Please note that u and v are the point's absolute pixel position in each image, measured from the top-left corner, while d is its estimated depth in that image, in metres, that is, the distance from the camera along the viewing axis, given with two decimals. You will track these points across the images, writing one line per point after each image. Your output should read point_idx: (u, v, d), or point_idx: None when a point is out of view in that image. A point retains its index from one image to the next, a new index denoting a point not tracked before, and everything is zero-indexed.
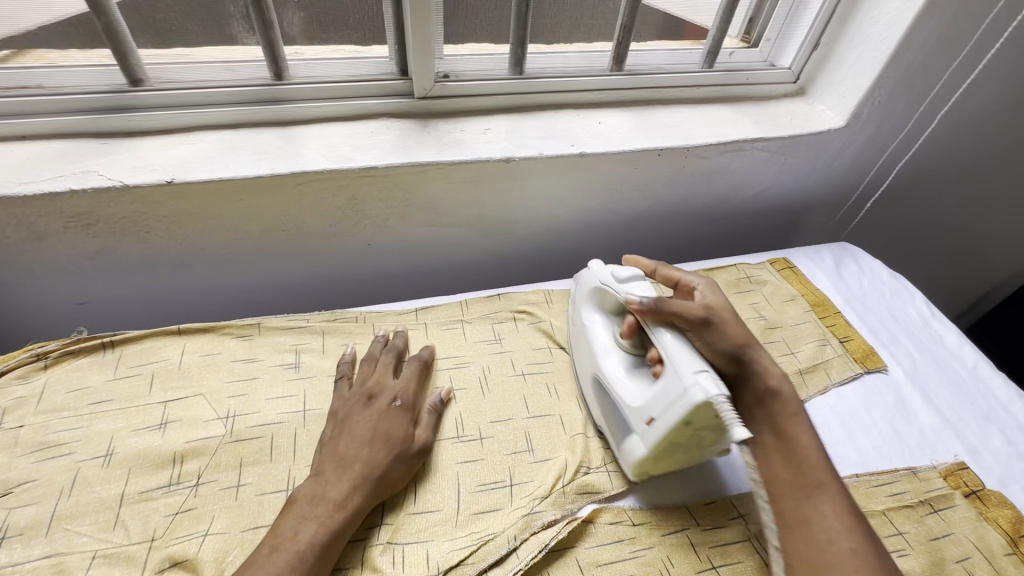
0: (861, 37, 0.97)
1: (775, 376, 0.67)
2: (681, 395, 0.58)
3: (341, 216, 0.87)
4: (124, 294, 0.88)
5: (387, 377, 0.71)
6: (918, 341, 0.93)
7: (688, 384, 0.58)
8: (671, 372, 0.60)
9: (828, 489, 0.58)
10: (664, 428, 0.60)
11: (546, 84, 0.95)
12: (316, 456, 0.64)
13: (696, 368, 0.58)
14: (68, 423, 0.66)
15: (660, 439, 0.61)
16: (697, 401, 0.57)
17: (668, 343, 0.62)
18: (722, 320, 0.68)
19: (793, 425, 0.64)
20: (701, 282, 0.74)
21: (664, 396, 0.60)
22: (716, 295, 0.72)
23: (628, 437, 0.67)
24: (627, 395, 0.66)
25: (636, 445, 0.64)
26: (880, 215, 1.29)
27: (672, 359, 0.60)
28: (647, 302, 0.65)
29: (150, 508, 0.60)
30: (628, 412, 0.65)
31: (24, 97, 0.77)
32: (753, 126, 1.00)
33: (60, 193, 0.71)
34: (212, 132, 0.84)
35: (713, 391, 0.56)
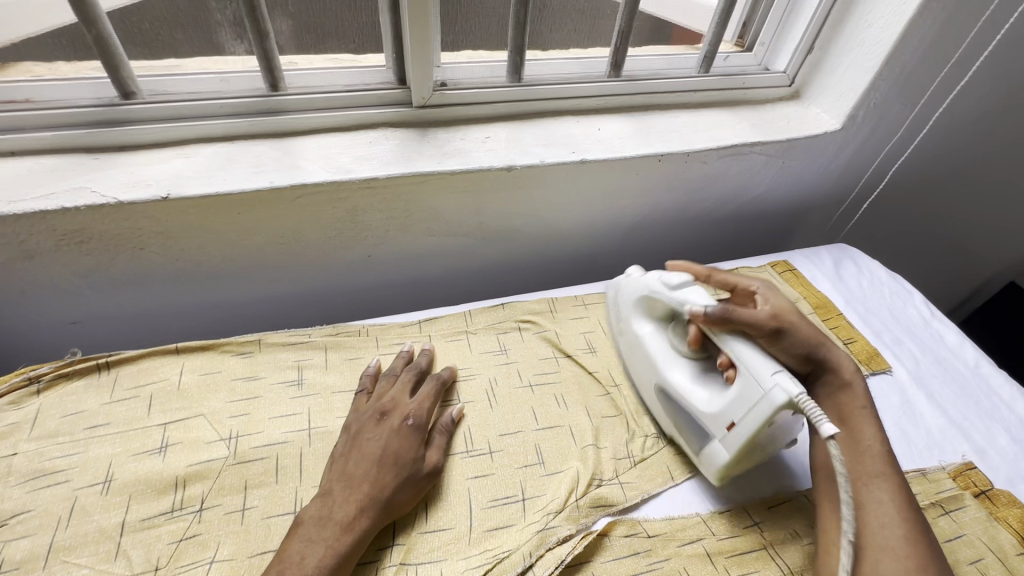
0: (855, 41, 0.97)
1: (847, 371, 0.67)
2: (762, 397, 0.58)
3: (341, 228, 0.85)
4: (118, 312, 0.86)
5: (402, 395, 0.70)
6: (920, 341, 0.94)
7: (768, 386, 0.58)
8: (749, 375, 0.60)
9: (889, 478, 0.59)
10: (748, 432, 0.60)
11: (544, 91, 0.95)
12: (324, 475, 0.63)
13: (772, 369, 0.59)
14: (63, 449, 0.64)
15: (744, 443, 0.61)
16: (780, 402, 0.57)
17: (742, 350, 0.62)
18: (792, 325, 0.68)
19: (860, 417, 0.65)
20: (761, 286, 0.74)
21: (745, 400, 0.60)
22: (778, 297, 0.72)
23: (707, 444, 0.66)
24: (704, 403, 0.66)
25: (719, 451, 0.64)
26: (875, 216, 1.30)
27: (749, 364, 0.61)
28: (713, 312, 0.64)
29: (152, 536, 0.58)
30: (705, 419, 0.65)
31: (10, 111, 0.74)
32: (751, 130, 1.01)
33: (51, 210, 0.69)
34: (206, 145, 0.82)
35: (795, 390, 0.57)
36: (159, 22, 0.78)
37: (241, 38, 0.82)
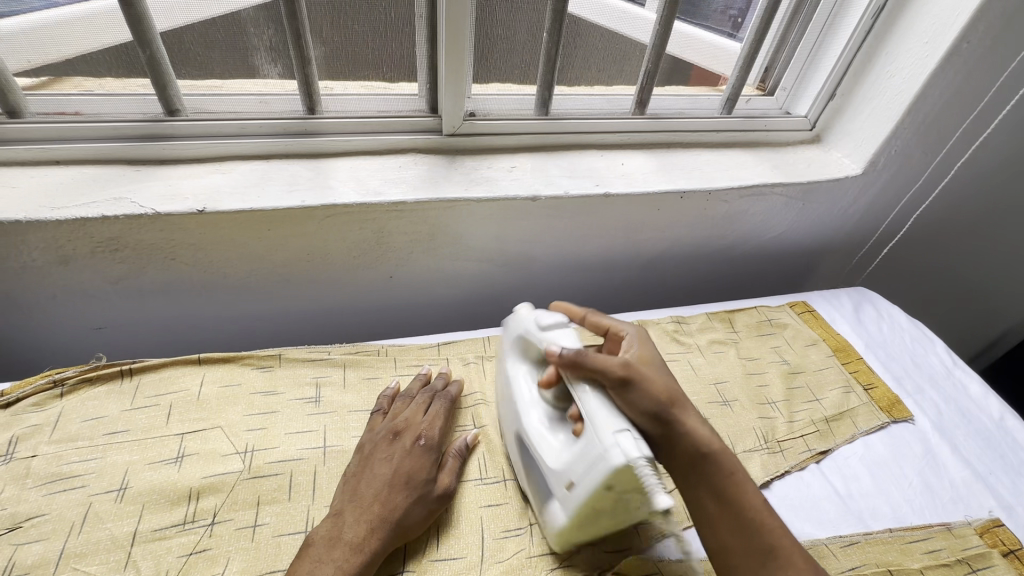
0: (875, 91, 1.00)
1: (706, 435, 0.59)
2: (600, 458, 0.52)
3: (367, 248, 0.87)
4: (143, 320, 0.87)
5: (414, 414, 0.69)
6: (941, 390, 0.92)
7: (608, 446, 0.52)
8: (592, 432, 0.54)
9: (781, 551, 0.55)
10: (583, 495, 0.54)
11: (571, 125, 0.97)
12: (334, 498, 0.62)
13: (617, 427, 0.53)
14: (81, 454, 0.64)
15: (581, 506, 0.55)
16: (616, 466, 0.51)
17: (590, 402, 0.56)
18: (646, 376, 0.58)
19: (733, 485, 0.58)
20: (632, 331, 0.68)
21: (585, 457, 0.54)
22: (643, 347, 0.65)
23: (549, 505, 0.61)
24: (548, 455, 0.59)
25: (559, 512, 0.59)
26: (894, 261, 1.29)
27: (593, 417, 0.55)
28: (567, 352, 0.59)
29: (163, 548, 0.58)
30: (550, 475, 0.59)
31: (64, 123, 0.78)
32: (772, 171, 1.02)
33: (92, 219, 0.71)
34: (245, 162, 0.85)
35: (634, 452, 0.51)
36: (196, 44, 0.79)
37: (275, 62, 0.84)
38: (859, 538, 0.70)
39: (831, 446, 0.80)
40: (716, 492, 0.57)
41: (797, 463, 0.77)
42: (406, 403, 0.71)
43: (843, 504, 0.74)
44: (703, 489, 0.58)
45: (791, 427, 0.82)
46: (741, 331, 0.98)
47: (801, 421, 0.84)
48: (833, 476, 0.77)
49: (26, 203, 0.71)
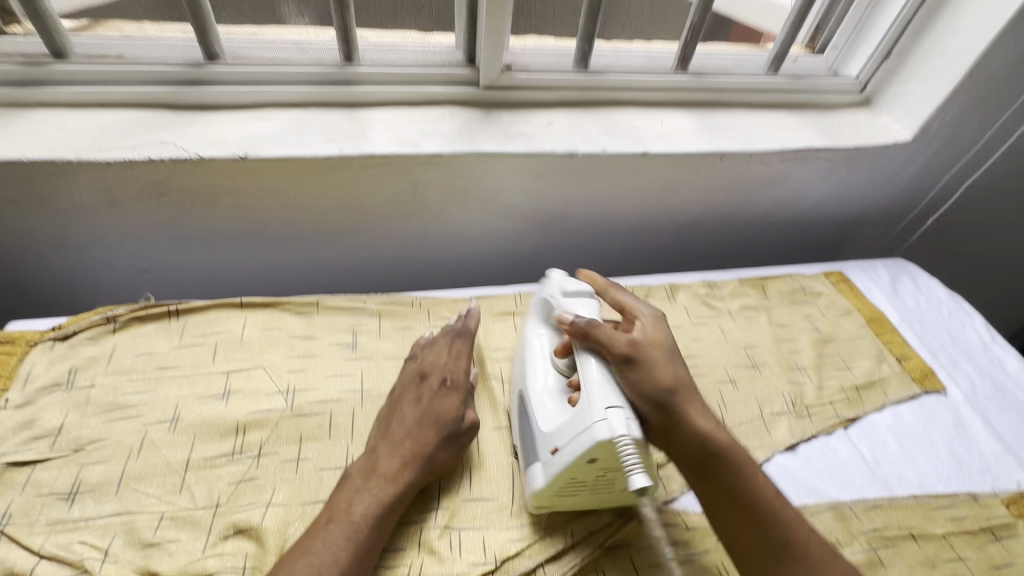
0: (935, 51, 0.95)
1: (711, 429, 0.58)
2: (586, 430, 0.54)
3: (402, 200, 0.87)
4: (185, 264, 0.90)
5: (436, 355, 0.70)
6: (977, 364, 0.90)
7: (597, 419, 0.54)
8: (584, 403, 0.56)
9: (799, 543, 0.55)
10: (565, 459, 0.56)
11: (611, 80, 0.94)
12: (370, 435, 0.65)
13: (607, 403, 0.55)
14: (135, 386, 0.68)
15: (559, 472, 0.57)
16: (601, 439, 0.53)
17: (592, 373, 0.57)
18: (650, 360, 0.59)
19: (743, 479, 0.57)
20: (648, 310, 0.65)
21: (574, 426, 0.56)
22: (657, 331, 0.63)
23: (530, 465, 0.62)
24: (543, 420, 0.61)
25: (536, 475, 0.60)
26: (938, 235, 1.24)
27: (588, 389, 0.56)
28: (576, 322, 0.60)
29: (214, 475, 0.61)
30: (538, 439, 0.61)
31: (106, 65, 0.78)
32: (817, 135, 0.98)
33: (138, 160, 0.72)
34: (283, 109, 0.85)
35: (620, 429, 0.53)
36: None
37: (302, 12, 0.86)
38: (883, 503, 0.70)
39: (860, 413, 0.80)
40: (727, 488, 0.57)
41: (824, 428, 0.78)
42: (430, 345, 0.72)
43: (869, 469, 0.74)
44: (712, 487, 0.58)
45: (820, 393, 0.82)
46: (774, 298, 0.97)
47: (831, 388, 0.83)
48: (861, 443, 0.77)
49: (75, 143, 0.73)
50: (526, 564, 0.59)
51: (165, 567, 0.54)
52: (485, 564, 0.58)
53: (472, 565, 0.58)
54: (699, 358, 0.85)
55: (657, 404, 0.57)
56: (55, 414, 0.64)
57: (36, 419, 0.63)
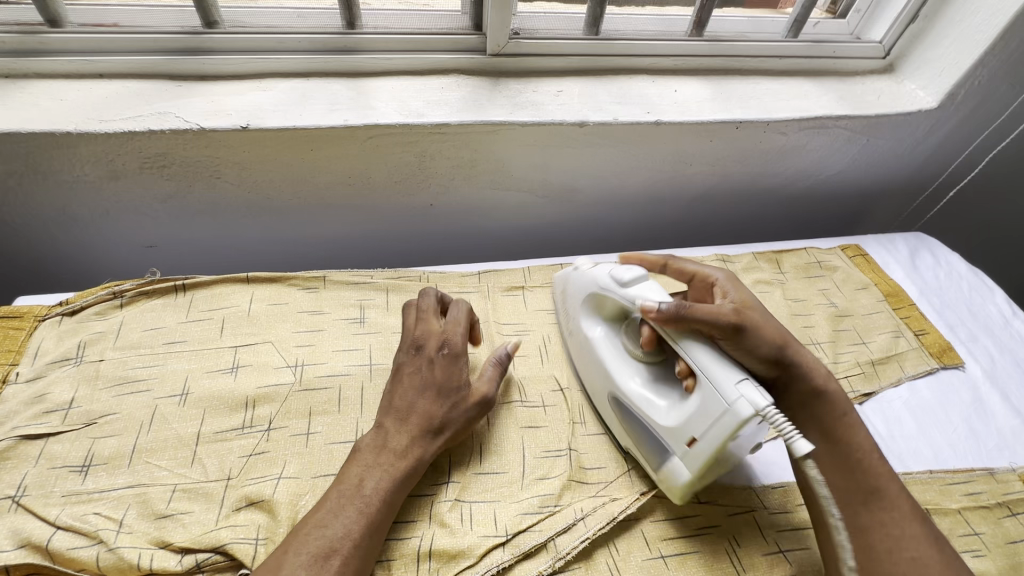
0: (965, 12, 0.90)
1: (820, 373, 0.59)
2: (725, 412, 0.51)
3: (408, 172, 0.85)
4: (191, 239, 0.89)
5: (430, 324, 0.66)
6: (997, 340, 0.88)
7: (732, 399, 0.51)
8: (711, 387, 0.52)
9: (893, 499, 0.54)
10: (709, 447, 0.53)
11: (623, 46, 0.91)
12: (378, 403, 0.64)
13: (736, 378, 0.51)
14: (144, 360, 0.68)
15: (704, 462, 0.54)
16: (747, 417, 0.50)
17: (702, 357, 0.54)
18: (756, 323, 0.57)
19: (845, 429, 0.57)
20: (722, 274, 0.65)
21: (706, 413, 0.53)
22: (740, 290, 0.63)
23: (665, 462, 0.59)
24: (659, 416, 0.58)
25: (678, 470, 0.57)
26: (960, 208, 1.20)
27: (710, 372, 0.53)
28: (667, 308, 0.55)
29: (225, 448, 0.61)
30: (663, 434, 0.58)
31: (103, 33, 0.76)
32: (838, 103, 0.94)
33: (137, 132, 0.71)
34: (284, 79, 0.82)
35: (761, 401, 0.50)
36: None
37: None
38: (898, 477, 0.70)
39: (875, 388, 0.79)
40: (824, 431, 0.58)
41: None
42: (422, 312, 0.68)
43: (885, 445, 0.73)
44: (813, 430, 0.58)
45: (835, 367, 0.81)
46: (789, 273, 0.95)
47: (846, 362, 0.82)
48: (875, 418, 0.76)
49: (74, 115, 0.71)
50: (536, 537, 0.58)
51: (178, 538, 0.54)
52: (496, 536, 0.58)
53: (483, 537, 0.57)
54: None
55: (771, 357, 0.57)
56: (66, 387, 0.64)
57: (47, 393, 0.63)
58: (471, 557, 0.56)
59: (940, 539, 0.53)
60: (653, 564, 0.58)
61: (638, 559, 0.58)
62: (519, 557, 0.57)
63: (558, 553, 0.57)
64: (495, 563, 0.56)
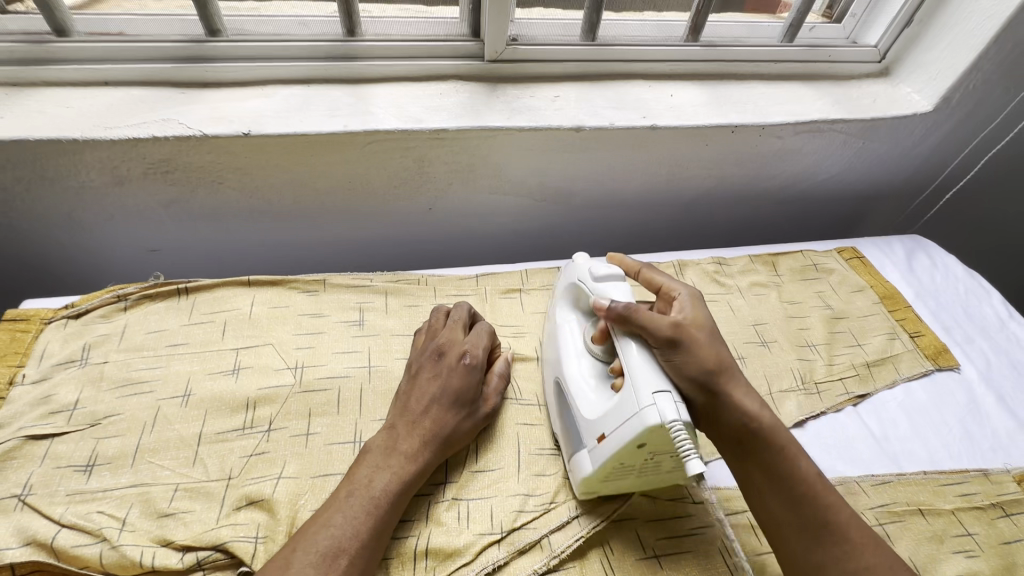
0: (959, 17, 0.91)
1: (755, 409, 0.56)
2: (635, 415, 0.52)
3: (407, 177, 0.86)
4: (194, 244, 0.90)
5: (456, 333, 0.68)
6: (993, 341, 0.88)
7: (644, 404, 0.51)
8: (631, 387, 0.54)
9: (848, 531, 0.53)
10: (613, 447, 0.54)
11: (620, 51, 0.92)
12: (396, 398, 0.65)
13: (654, 387, 0.52)
14: (148, 362, 0.69)
15: (609, 461, 0.55)
16: (652, 425, 0.50)
17: (631, 355, 0.55)
18: (692, 343, 0.56)
19: (789, 463, 0.55)
20: (684, 292, 0.62)
21: (619, 413, 0.54)
22: (696, 309, 0.60)
23: (579, 451, 0.60)
24: (582, 406, 0.60)
25: (584, 462, 0.59)
26: (958, 211, 1.21)
27: (633, 372, 0.54)
28: (615, 307, 0.57)
29: (226, 449, 0.63)
30: (582, 428, 0.59)
31: (107, 42, 0.78)
32: (833, 107, 0.95)
33: (141, 138, 0.72)
34: (286, 86, 0.84)
35: (671, 415, 0.50)
36: None
37: None
38: (892, 479, 0.70)
39: (870, 390, 0.80)
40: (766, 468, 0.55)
41: (833, 405, 0.77)
42: (449, 322, 0.70)
43: (879, 446, 0.74)
44: (757, 470, 0.55)
45: (830, 369, 0.82)
46: (785, 275, 0.95)
47: (841, 364, 0.82)
48: (870, 419, 0.77)
49: (80, 122, 0.73)
50: (531, 536, 0.59)
51: (180, 536, 0.55)
52: (491, 534, 0.59)
53: (478, 535, 0.58)
54: None
55: (700, 384, 0.55)
56: (71, 389, 0.65)
57: (53, 394, 0.65)
58: (467, 556, 0.57)
59: (895, 562, 0.52)
60: (647, 564, 0.59)
61: (632, 558, 0.59)
62: (513, 555, 0.58)
63: (552, 552, 0.58)
64: (491, 561, 0.57)
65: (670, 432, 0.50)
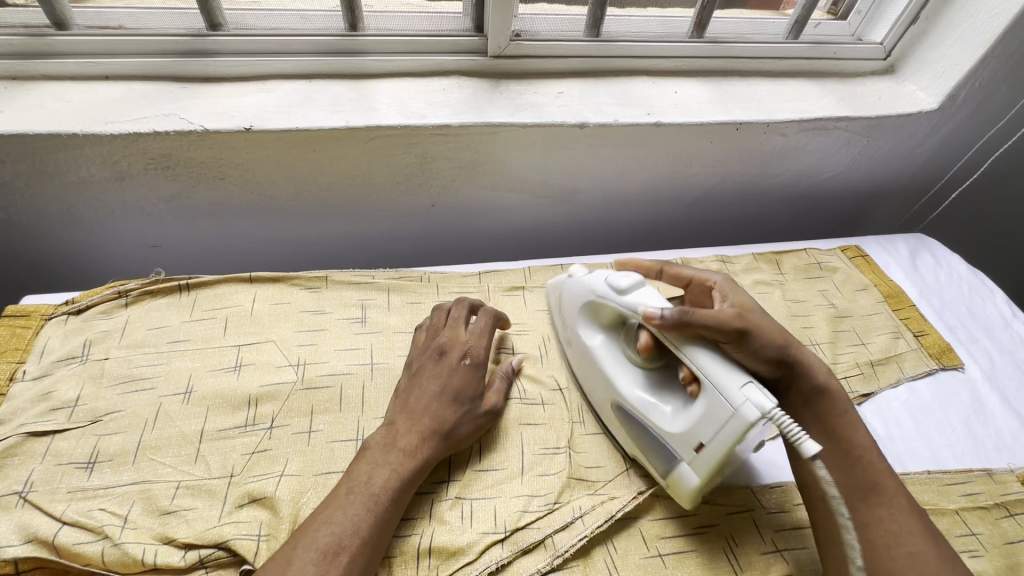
0: (966, 13, 0.90)
1: (819, 375, 0.60)
2: (732, 415, 0.51)
3: (409, 174, 0.86)
4: (196, 240, 0.90)
5: (457, 332, 0.68)
6: (997, 340, 0.88)
7: (739, 402, 0.51)
8: (715, 390, 0.52)
9: (896, 498, 0.53)
10: (718, 453, 0.53)
11: (624, 48, 0.91)
12: (394, 396, 0.65)
13: (741, 381, 0.52)
14: (149, 359, 0.69)
15: (712, 466, 0.54)
16: (755, 421, 0.50)
17: (704, 361, 0.54)
18: (757, 325, 0.58)
19: (845, 427, 0.58)
20: (718, 278, 0.65)
21: (712, 418, 0.53)
22: (740, 294, 0.63)
23: (670, 467, 0.59)
24: (663, 423, 0.58)
25: (683, 475, 0.57)
26: (962, 209, 1.20)
27: (711, 375, 0.53)
28: (670, 316, 0.55)
29: (227, 446, 0.62)
30: (668, 440, 0.58)
31: (107, 35, 0.77)
32: (838, 104, 0.94)
33: (142, 133, 0.72)
34: (287, 81, 0.83)
35: (768, 404, 0.50)
36: None
37: None
38: None
39: (874, 389, 0.79)
40: (825, 431, 0.58)
41: None
42: (450, 321, 0.70)
43: (883, 445, 0.73)
44: (815, 429, 0.59)
45: (834, 368, 0.81)
46: (788, 273, 0.95)
47: (845, 363, 0.82)
48: (874, 419, 0.76)
49: (80, 116, 0.72)
50: (535, 535, 0.59)
51: (181, 533, 0.55)
52: (495, 533, 0.58)
53: (482, 534, 0.58)
54: None
55: (776, 360, 0.59)
56: (72, 385, 0.65)
57: (53, 391, 0.64)
58: (470, 554, 0.57)
59: (938, 537, 0.52)
60: (652, 563, 0.58)
61: (636, 557, 0.59)
62: (517, 554, 0.58)
63: (556, 551, 0.58)
64: (494, 559, 0.57)
65: (773, 419, 0.50)
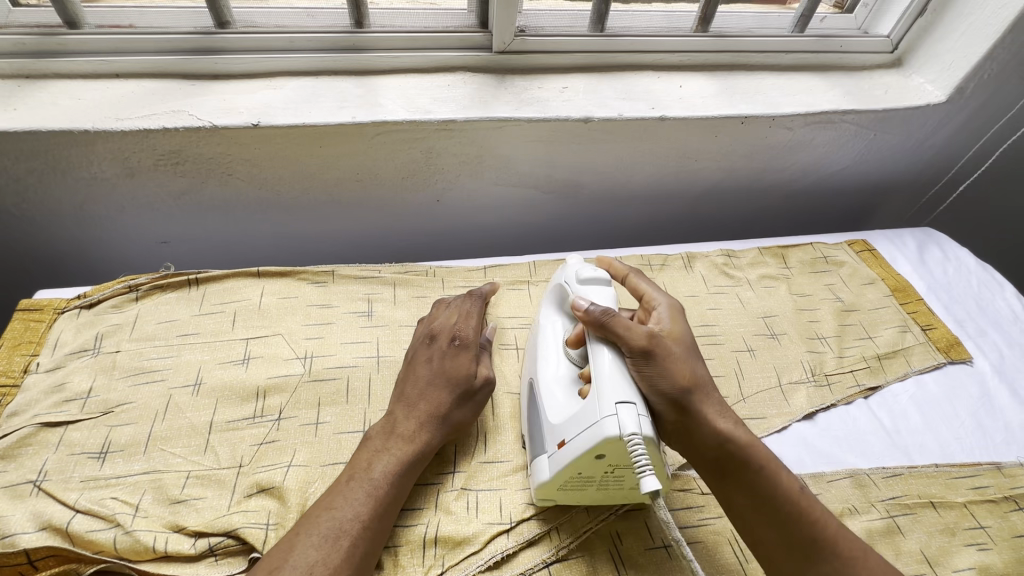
0: (974, 5, 0.89)
1: (730, 421, 0.54)
2: (596, 424, 0.50)
3: (414, 169, 0.86)
4: (205, 235, 0.91)
5: (444, 319, 0.69)
6: (1006, 335, 0.87)
7: (606, 413, 0.50)
8: (597, 394, 0.52)
9: (837, 548, 0.51)
10: (572, 455, 0.52)
11: (628, 42, 0.91)
12: (395, 386, 0.66)
13: (621, 398, 0.50)
14: (159, 352, 0.70)
15: (566, 469, 0.53)
16: (611, 435, 0.49)
17: (601, 363, 0.54)
18: (669, 355, 0.54)
19: (766, 479, 0.53)
20: (664, 302, 0.61)
21: (580, 421, 0.52)
22: (673, 323, 0.59)
23: (540, 458, 0.58)
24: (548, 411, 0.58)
25: (541, 468, 0.57)
26: (971, 203, 1.19)
27: (602, 379, 0.52)
28: (593, 311, 0.56)
29: (236, 437, 0.63)
30: (546, 430, 0.58)
31: (118, 34, 0.78)
32: (845, 97, 0.94)
33: (153, 130, 0.73)
34: (294, 78, 0.84)
35: (630, 427, 0.49)
36: None
37: None
38: (902, 471, 0.70)
39: (881, 382, 0.79)
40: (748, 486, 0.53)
41: (844, 397, 0.77)
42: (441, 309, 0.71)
43: (890, 438, 0.73)
44: (738, 485, 0.53)
45: (840, 361, 0.81)
46: (794, 267, 0.95)
47: (851, 357, 0.82)
48: (881, 411, 0.76)
49: (92, 113, 0.73)
50: (539, 526, 0.59)
51: (192, 522, 0.56)
52: (501, 524, 0.59)
53: (488, 524, 0.59)
54: (718, 327, 0.84)
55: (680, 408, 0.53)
56: (85, 376, 0.66)
57: (66, 382, 0.65)
58: (475, 544, 0.57)
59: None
60: (656, 555, 0.59)
61: (641, 548, 0.59)
62: (522, 545, 0.58)
63: (561, 542, 0.58)
64: (499, 549, 0.57)
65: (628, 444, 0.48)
